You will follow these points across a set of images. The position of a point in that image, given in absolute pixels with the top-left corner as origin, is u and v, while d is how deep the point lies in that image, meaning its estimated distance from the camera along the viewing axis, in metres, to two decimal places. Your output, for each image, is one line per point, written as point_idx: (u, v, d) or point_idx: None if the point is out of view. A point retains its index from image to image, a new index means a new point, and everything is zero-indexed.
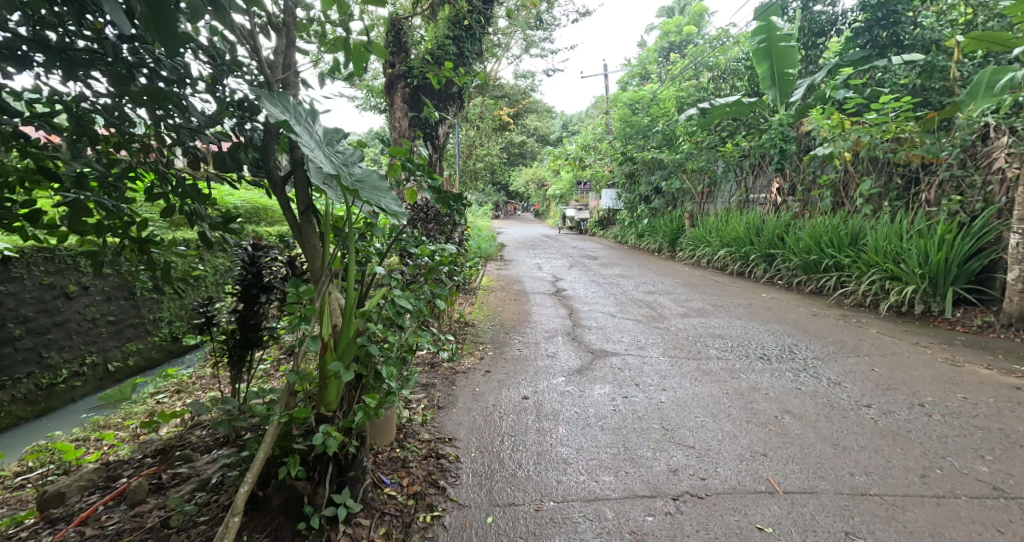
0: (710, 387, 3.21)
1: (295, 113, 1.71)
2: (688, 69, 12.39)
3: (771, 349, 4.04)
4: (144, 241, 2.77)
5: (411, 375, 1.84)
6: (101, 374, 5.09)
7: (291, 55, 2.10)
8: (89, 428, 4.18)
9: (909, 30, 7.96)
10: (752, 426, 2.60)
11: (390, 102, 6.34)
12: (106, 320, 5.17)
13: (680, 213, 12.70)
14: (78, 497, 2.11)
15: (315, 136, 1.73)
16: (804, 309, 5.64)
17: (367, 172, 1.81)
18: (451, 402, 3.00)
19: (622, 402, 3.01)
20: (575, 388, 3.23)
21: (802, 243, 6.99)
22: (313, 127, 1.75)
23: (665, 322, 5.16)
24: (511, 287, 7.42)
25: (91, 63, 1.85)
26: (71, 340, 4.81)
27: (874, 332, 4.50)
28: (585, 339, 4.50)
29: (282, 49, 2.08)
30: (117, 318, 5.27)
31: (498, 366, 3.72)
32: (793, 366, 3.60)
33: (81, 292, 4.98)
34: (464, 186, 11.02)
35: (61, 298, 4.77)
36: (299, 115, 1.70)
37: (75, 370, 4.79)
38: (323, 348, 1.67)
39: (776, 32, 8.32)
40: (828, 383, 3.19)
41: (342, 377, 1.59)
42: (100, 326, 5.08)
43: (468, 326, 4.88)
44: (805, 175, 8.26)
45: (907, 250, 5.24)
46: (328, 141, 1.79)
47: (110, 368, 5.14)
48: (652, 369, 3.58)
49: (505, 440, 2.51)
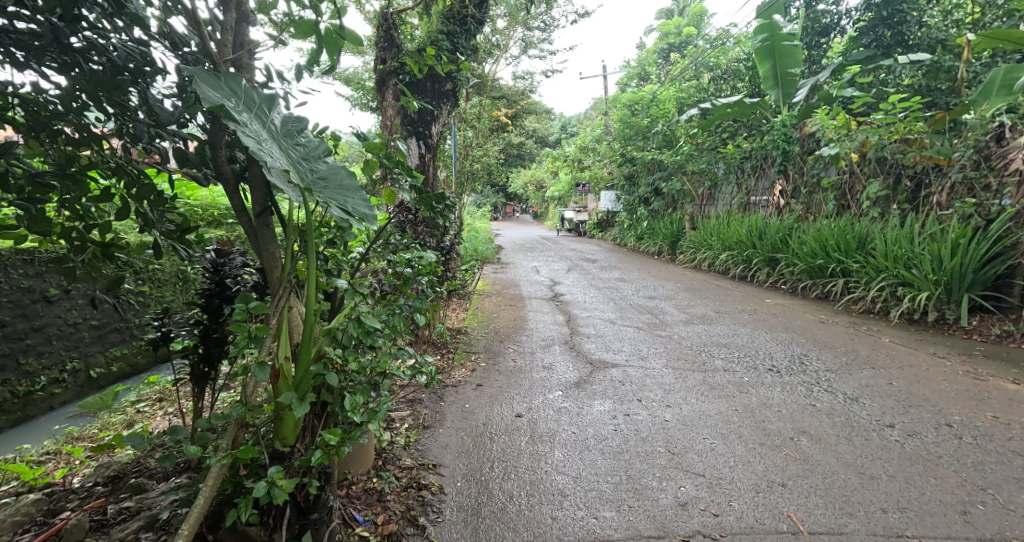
0: (718, 403, 2.99)
1: (244, 100, 1.47)
2: (688, 70, 12.18)
3: (780, 361, 3.82)
4: (108, 245, 2.47)
5: (383, 404, 1.62)
6: (82, 381, 4.83)
7: (243, 31, 1.89)
8: (59, 440, 3.90)
9: (915, 29, 7.78)
10: (766, 450, 2.36)
11: (382, 100, 6.12)
12: (88, 325, 4.92)
13: (680, 215, 12.48)
14: (9, 536, 1.86)
15: (269, 128, 1.50)
16: (811, 315, 5.42)
17: (332, 166, 1.60)
18: (437, 420, 2.79)
19: (624, 420, 2.79)
20: (573, 405, 3.01)
21: (807, 247, 6.77)
22: (267, 118, 1.52)
23: (667, 330, 4.94)
24: (507, 291, 7.19)
25: (40, 48, 1.71)
26: (51, 346, 4.56)
27: (887, 341, 4.28)
28: (583, 349, 4.27)
29: (232, 24, 1.87)
30: (100, 322, 5.02)
31: (489, 378, 3.51)
32: (804, 379, 3.37)
33: (62, 296, 4.73)
34: (462, 187, 10.79)
35: (41, 303, 4.52)
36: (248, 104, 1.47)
37: (54, 377, 4.53)
38: (275, 376, 1.49)
39: (779, 31, 8.10)
40: (844, 399, 2.97)
41: (295, 410, 1.43)
42: (83, 331, 4.84)
43: (459, 335, 4.64)
44: (809, 177, 8.06)
45: (920, 255, 5.02)
46: (287, 131, 1.56)
47: (93, 375, 4.89)
48: (654, 382, 3.36)
49: (495, 465, 2.29)
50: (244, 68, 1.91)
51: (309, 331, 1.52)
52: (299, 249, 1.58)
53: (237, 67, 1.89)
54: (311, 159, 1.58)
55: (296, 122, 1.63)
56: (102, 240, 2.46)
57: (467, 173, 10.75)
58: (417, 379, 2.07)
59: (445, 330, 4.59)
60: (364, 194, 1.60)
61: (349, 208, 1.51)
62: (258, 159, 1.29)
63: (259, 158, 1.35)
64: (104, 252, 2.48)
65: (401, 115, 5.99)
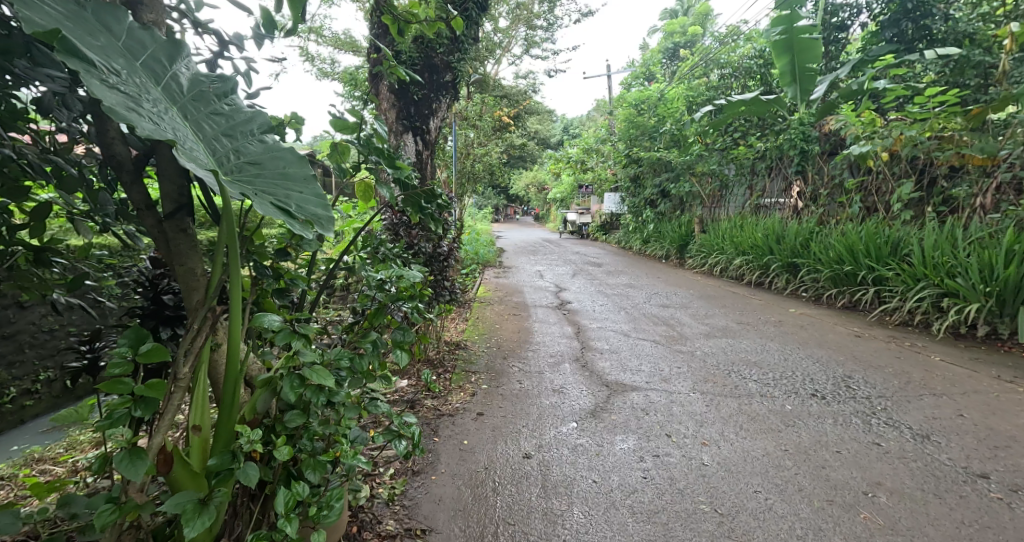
0: (762, 441, 2.53)
1: (118, 56, 1.18)
2: (698, 67, 11.69)
3: (822, 384, 3.36)
4: (43, 248, 1.97)
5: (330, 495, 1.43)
6: (57, 392, 4.35)
7: None
8: (18, 459, 3.30)
9: (942, 23, 7.27)
10: (837, 510, 1.91)
11: (375, 92, 5.68)
12: (65, 331, 4.45)
13: (689, 217, 12.01)
14: None
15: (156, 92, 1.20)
16: (844, 327, 4.95)
17: (272, 151, 1.30)
18: (431, 464, 2.33)
19: (654, 463, 2.34)
20: (591, 442, 2.56)
21: (833, 252, 6.31)
22: (158, 82, 1.23)
23: (687, 344, 4.49)
24: (509, 299, 6.74)
25: None
26: (23, 354, 4.09)
27: (937, 359, 3.82)
28: (597, 367, 3.82)
29: None
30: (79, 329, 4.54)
31: (491, 404, 3.07)
32: (855, 409, 2.91)
33: (36, 300, 4.26)
34: (463, 188, 10.35)
35: (13, 308, 4.05)
36: (124, 61, 1.18)
37: (25, 388, 4.02)
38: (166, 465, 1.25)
39: (797, 23, 7.42)
40: (913, 437, 2.51)
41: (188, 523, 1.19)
42: (60, 338, 4.36)
43: (458, 351, 4.17)
44: (829, 178, 7.59)
45: (966, 262, 4.57)
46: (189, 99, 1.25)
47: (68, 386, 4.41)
48: (683, 413, 2.92)
49: (500, 530, 1.86)
50: (145, 5, 1.46)
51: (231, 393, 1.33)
52: (211, 267, 1.29)
53: (133, 3, 1.45)
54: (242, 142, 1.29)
55: (226, 97, 1.36)
56: (34, 242, 1.95)
57: (469, 173, 10.29)
58: (395, 444, 1.80)
59: (442, 344, 4.15)
60: (315, 189, 1.28)
61: (288, 204, 1.20)
62: (142, 135, 1.00)
63: (119, 115, 1.03)
64: (37, 259, 1.97)
65: (397, 107, 5.55)
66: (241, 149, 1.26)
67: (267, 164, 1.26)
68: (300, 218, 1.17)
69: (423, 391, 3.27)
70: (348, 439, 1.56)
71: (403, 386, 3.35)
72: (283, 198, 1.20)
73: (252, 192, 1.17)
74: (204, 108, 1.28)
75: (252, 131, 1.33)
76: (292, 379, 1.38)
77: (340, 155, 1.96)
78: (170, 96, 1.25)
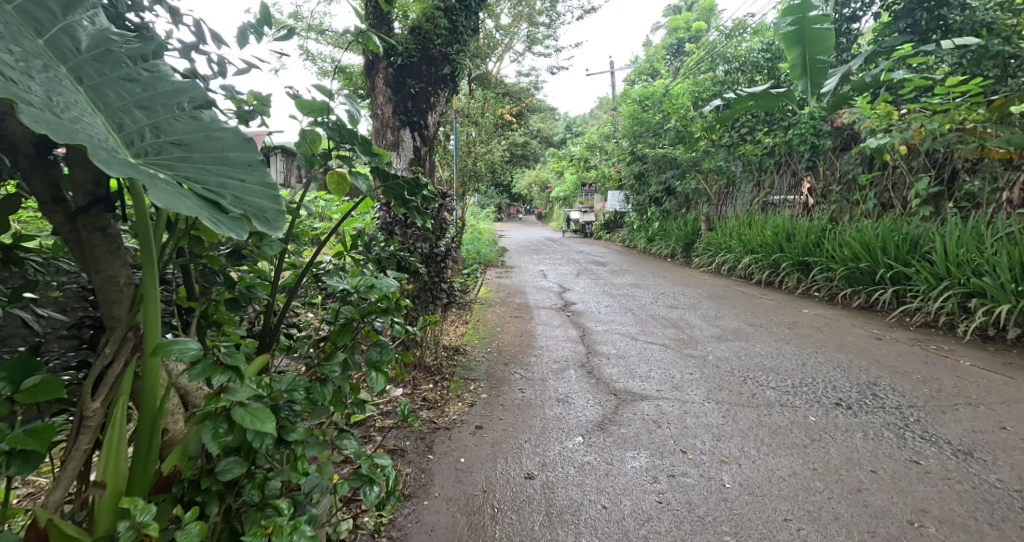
0: (788, 458, 2.31)
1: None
2: (704, 61, 11.40)
3: (847, 391, 3.14)
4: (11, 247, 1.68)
5: None
6: None
7: None
8: None
9: (958, 12, 6.97)
10: None
11: (370, 85, 5.47)
12: None
13: (695, 216, 11.76)
14: None
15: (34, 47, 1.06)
16: (863, 329, 4.71)
17: (203, 130, 1.16)
18: (423, 486, 2.12)
19: (671, 484, 2.12)
20: (600, 460, 2.34)
21: (848, 250, 6.07)
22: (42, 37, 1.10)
23: (698, 348, 4.27)
24: (511, 300, 6.51)
25: None
26: None
27: (967, 364, 3.59)
28: (604, 374, 3.61)
29: None
30: None
31: (489, 416, 2.88)
32: (885, 420, 2.68)
33: None
34: (464, 187, 10.12)
35: None
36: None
37: None
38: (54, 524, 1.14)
39: (810, 12, 7.15)
40: (954, 453, 2.29)
41: None
42: None
43: (456, 357, 3.96)
44: (842, 173, 7.34)
45: (995, 261, 4.33)
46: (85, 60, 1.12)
47: None
48: (699, 426, 2.70)
49: None
50: None
51: (148, 440, 1.25)
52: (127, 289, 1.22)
53: None
54: (160, 114, 1.15)
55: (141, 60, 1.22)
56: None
57: (470, 171, 10.05)
58: (366, 493, 1.47)
59: (440, 349, 3.95)
60: (253, 176, 1.15)
61: (223, 192, 1.07)
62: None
63: None
64: (3, 259, 1.69)
65: (394, 101, 5.33)
66: (165, 126, 1.13)
67: (198, 145, 1.13)
68: (236, 212, 1.04)
69: (418, 402, 3.06)
70: (304, 490, 1.37)
71: (398, 396, 3.15)
72: (218, 186, 1.08)
73: (173, 178, 1.04)
74: (109, 71, 1.14)
75: (179, 104, 1.19)
76: (216, 427, 1.19)
77: (311, 143, 1.80)
78: (59, 56, 1.10)
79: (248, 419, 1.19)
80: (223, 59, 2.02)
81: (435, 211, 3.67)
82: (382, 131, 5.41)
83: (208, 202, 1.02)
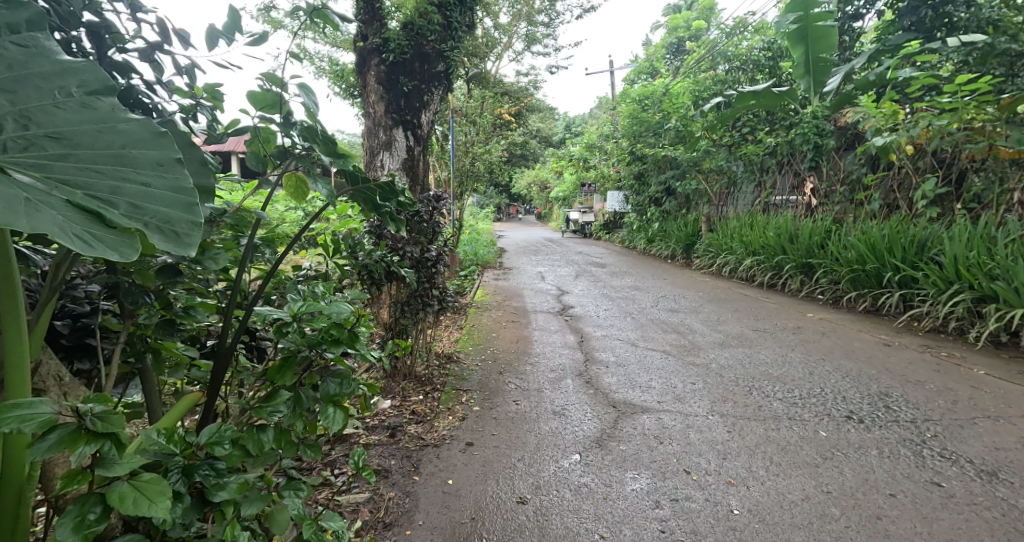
0: (799, 479, 2.15)
1: None
2: (705, 60, 11.24)
3: (858, 403, 2.99)
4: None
5: None
6: None
7: None
8: None
9: (964, 9, 6.82)
10: None
11: (362, 83, 5.31)
12: None
13: (696, 216, 11.60)
14: None
15: None
16: (870, 335, 4.55)
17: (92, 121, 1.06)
18: (407, 513, 1.98)
19: (675, 510, 1.97)
20: (598, 481, 2.19)
21: (852, 253, 5.92)
22: None
23: (700, 355, 4.13)
24: (508, 304, 6.36)
25: None
26: None
27: (981, 373, 3.44)
28: (602, 384, 3.46)
29: None
30: None
31: (480, 431, 2.73)
32: (901, 436, 2.52)
33: None
34: (461, 187, 9.96)
35: None
36: None
37: None
38: None
39: (813, 9, 7.00)
40: (977, 474, 2.13)
41: None
42: None
43: (448, 366, 3.81)
44: (846, 174, 7.19)
45: (1008, 264, 4.18)
46: None
47: None
48: (702, 442, 2.55)
49: None
50: None
51: (11, 514, 1.16)
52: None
53: None
54: (40, 100, 1.03)
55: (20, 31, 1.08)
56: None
57: (467, 171, 9.89)
58: None
59: (431, 358, 3.80)
60: (151, 178, 1.06)
61: (115, 200, 1.00)
62: None
63: None
64: None
65: (386, 99, 5.18)
66: (40, 115, 1.01)
67: (84, 139, 1.03)
68: (120, 227, 0.97)
69: (406, 416, 2.92)
70: None
71: (386, 410, 3.00)
72: (108, 193, 1.01)
73: (49, 182, 0.96)
74: None
75: (64, 89, 1.08)
76: (85, 512, 1.02)
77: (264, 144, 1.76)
78: None
79: (133, 495, 1.03)
80: (193, 63, 1.84)
81: (425, 214, 3.53)
82: (375, 130, 5.25)
83: (91, 215, 0.95)
